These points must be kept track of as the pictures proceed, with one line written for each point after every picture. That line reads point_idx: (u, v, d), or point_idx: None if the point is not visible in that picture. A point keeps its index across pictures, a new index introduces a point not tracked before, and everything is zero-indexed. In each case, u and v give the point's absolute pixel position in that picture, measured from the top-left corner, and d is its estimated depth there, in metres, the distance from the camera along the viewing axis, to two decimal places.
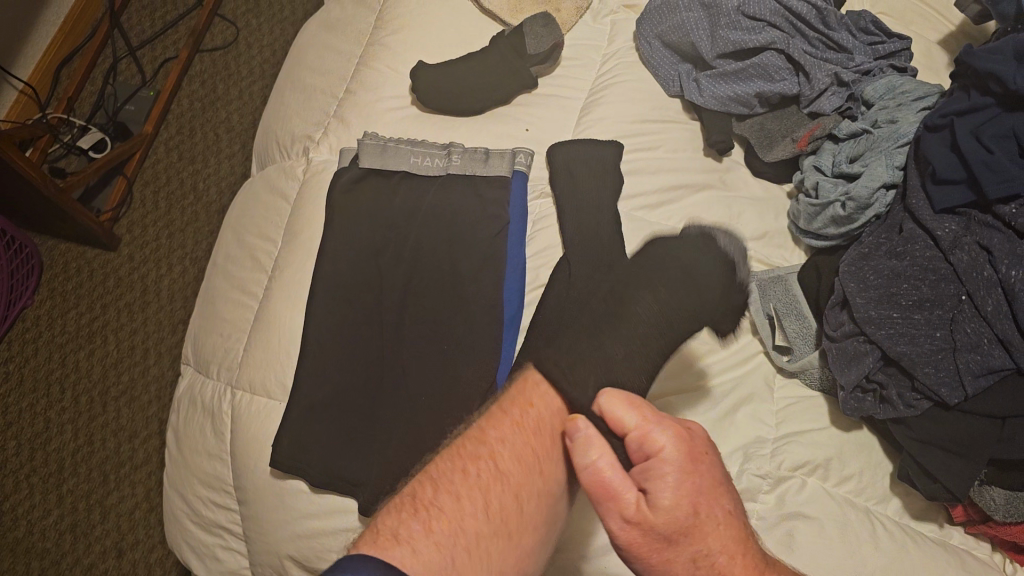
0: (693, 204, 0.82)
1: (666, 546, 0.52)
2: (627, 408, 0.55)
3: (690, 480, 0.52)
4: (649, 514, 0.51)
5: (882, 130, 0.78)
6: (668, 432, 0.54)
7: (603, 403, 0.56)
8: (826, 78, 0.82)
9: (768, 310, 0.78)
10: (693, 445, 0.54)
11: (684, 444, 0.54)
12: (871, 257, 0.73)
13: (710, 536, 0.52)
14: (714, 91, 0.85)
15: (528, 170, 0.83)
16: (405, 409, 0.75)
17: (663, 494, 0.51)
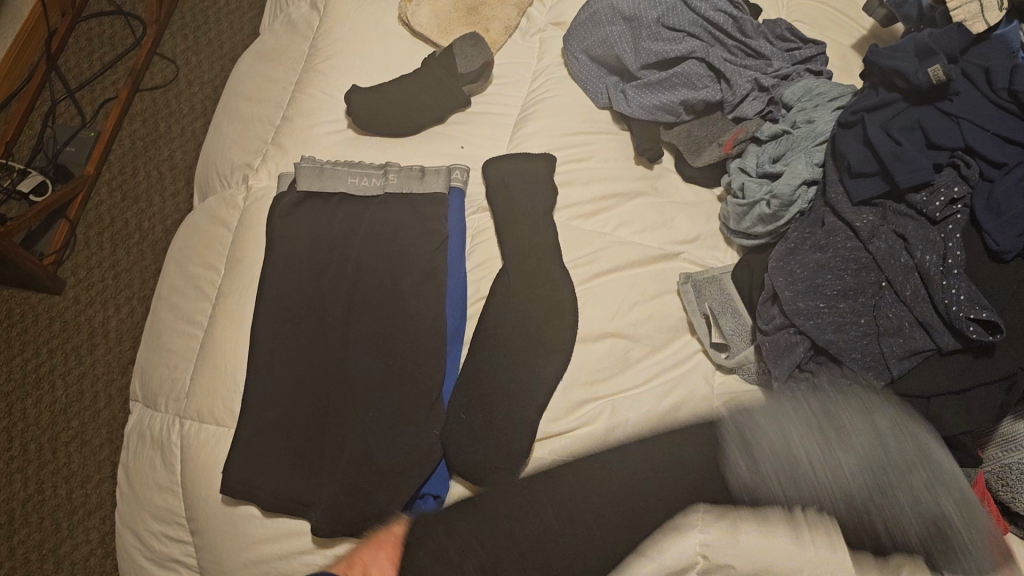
0: (626, 212, 0.85)
1: None
2: None
3: None
4: None
5: (801, 130, 0.81)
6: None
7: None
8: (746, 84, 0.87)
9: (706, 310, 0.79)
10: None
11: None
12: (797, 252, 0.75)
13: None
14: (641, 100, 0.87)
15: (465, 186, 0.84)
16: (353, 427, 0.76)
17: None
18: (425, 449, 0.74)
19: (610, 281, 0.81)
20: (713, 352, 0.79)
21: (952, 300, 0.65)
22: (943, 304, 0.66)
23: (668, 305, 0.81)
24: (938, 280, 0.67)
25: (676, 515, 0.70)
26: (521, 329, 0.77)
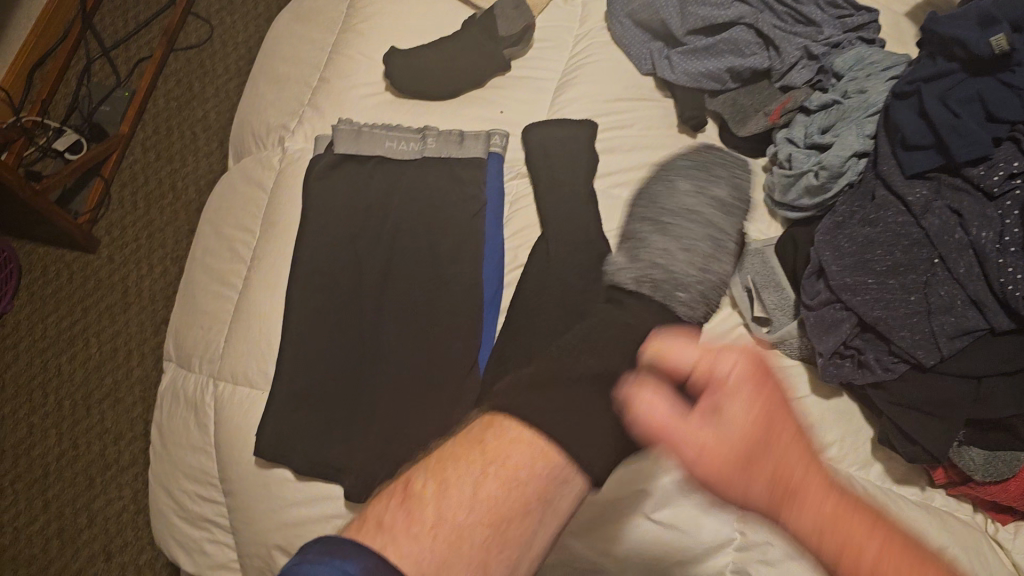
0: (667, 181, 0.83)
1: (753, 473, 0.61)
2: (685, 353, 0.66)
3: (757, 390, 0.63)
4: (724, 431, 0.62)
5: (852, 100, 0.78)
6: (733, 356, 0.64)
7: (636, 397, 0.64)
8: (795, 51, 0.84)
9: (695, 274, 0.75)
10: (755, 361, 0.65)
11: (748, 359, 0.65)
12: (844, 226, 0.74)
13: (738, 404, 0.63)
14: (686, 67, 0.85)
15: (504, 152, 0.83)
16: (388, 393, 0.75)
17: (733, 407, 0.62)
18: (459, 417, 0.74)
19: None
20: (755, 326, 0.77)
21: (1009, 279, 0.64)
22: (999, 283, 0.64)
23: None
24: (994, 258, 0.65)
25: (711, 490, 0.69)
26: (559, 299, 0.76)
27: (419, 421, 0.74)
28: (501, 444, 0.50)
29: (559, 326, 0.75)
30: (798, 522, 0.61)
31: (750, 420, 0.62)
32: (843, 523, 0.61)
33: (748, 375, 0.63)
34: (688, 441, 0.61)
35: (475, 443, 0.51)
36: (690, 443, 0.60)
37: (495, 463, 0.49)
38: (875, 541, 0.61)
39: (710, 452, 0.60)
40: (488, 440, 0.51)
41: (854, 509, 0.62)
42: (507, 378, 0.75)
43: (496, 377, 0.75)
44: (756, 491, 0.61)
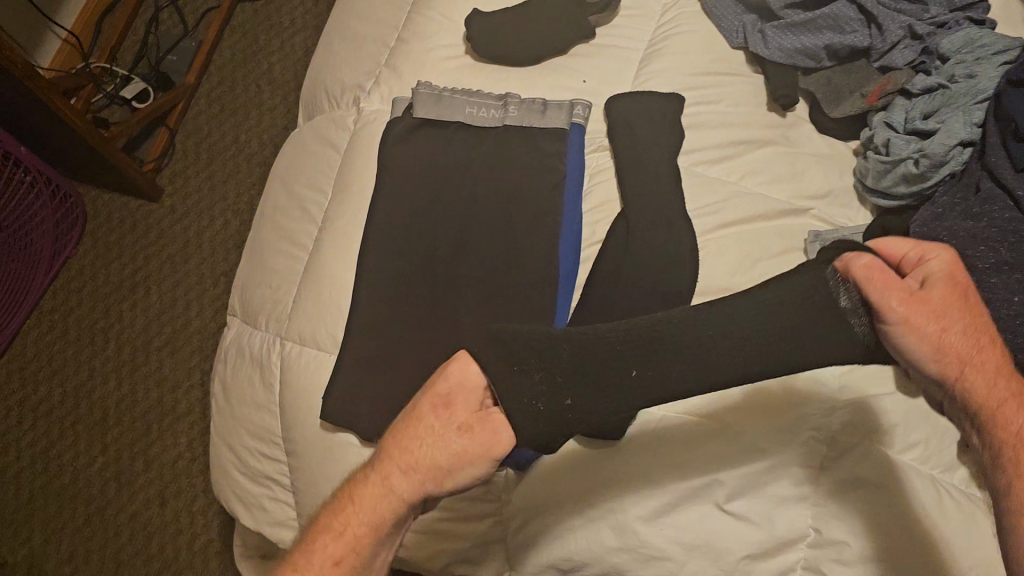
0: (753, 161, 0.80)
1: (936, 320, 0.55)
2: (897, 244, 0.61)
3: (966, 287, 0.58)
4: (920, 298, 0.55)
5: (960, 85, 0.74)
6: (939, 251, 0.59)
7: (865, 267, 0.56)
8: (899, 30, 0.80)
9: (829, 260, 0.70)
10: (958, 261, 0.59)
11: (957, 262, 0.59)
12: (944, 218, 0.70)
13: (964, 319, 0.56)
14: (780, 43, 0.81)
15: (586, 123, 0.80)
16: (457, 365, 0.74)
17: (933, 276, 0.57)
18: None
19: (734, 236, 0.76)
20: None
21: None
22: None
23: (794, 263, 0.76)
24: None
25: (788, 483, 0.68)
26: (637, 279, 0.74)
27: None
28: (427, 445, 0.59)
29: (636, 307, 0.73)
30: (974, 383, 0.55)
31: (972, 321, 0.57)
32: (993, 356, 0.57)
33: (944, 260, 0.59)
34: (916, 320, 0.54)
35: (448, 407, 0.60)
36: (899, 304, 0.54)
37: (421, 438, 0.59)
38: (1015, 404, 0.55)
39: (914, 305, 0.55)
40: (437, 425, 0.59)
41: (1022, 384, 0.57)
42: None
43: None
44: (947, 333, 0.55)
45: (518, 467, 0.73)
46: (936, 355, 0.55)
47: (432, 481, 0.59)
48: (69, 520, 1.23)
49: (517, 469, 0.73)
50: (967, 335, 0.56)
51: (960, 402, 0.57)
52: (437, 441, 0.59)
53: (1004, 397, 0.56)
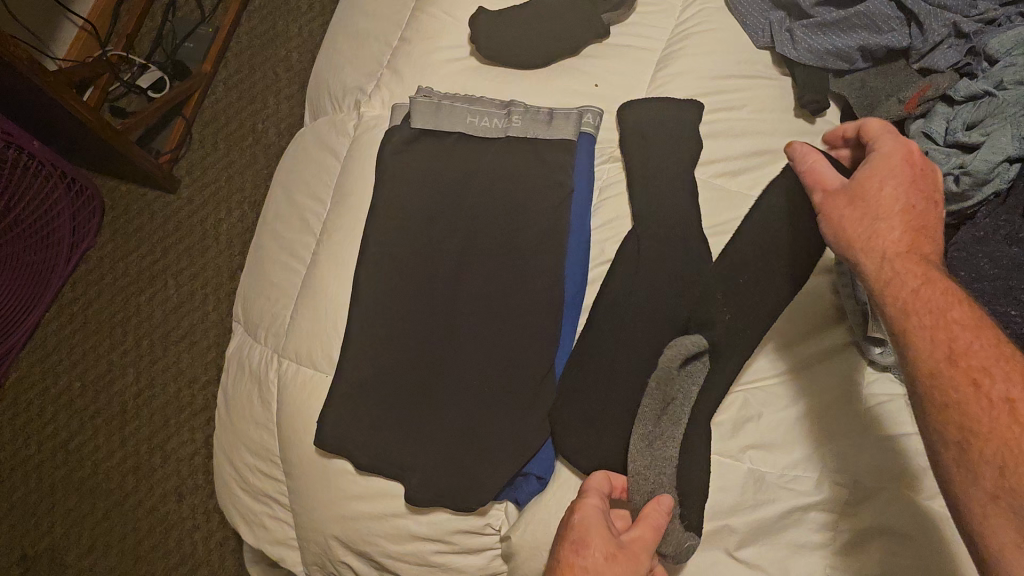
0: (778, 173, 0.74)
1: (848, 204, 0.53)
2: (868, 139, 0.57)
3: (899, 173, 0.52)
4: (835, 193, 0.55)
5: (1008, 92, 0.67)
6: (891, 137, 0.55)
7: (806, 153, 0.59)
8: (943, 28, 0.73)
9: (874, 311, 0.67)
10: (906, 151, 0.53)
11: (904, 151, 0.53)
12: (987, 242, 0.64)
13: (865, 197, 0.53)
14: (810, 44, 0.75)
15: (597, 132, 0.74)
16: (454, 395, 0.70)
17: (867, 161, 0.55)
18: (530, 427, 0.68)
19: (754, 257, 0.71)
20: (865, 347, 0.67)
21: None
22: None
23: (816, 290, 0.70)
24: None
25: (809, 530, 0.63)
26: (645, 305, 0.69)
27: (489, 426, 0.69)
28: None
29: (645, 335, 0.68)
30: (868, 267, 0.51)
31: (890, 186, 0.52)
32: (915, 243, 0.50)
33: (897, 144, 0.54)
34: (836, 206, 0.54)
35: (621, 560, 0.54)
36: (823, 195, 0.56)
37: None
38: (922, 294, 0.48)
39: (840, 195, 0.54)
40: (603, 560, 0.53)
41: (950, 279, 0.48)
42: (583, 387, 0.68)
43: (570, 387, 0.69)
44: (881, 234, 0.51)
45: (516, 501, 0.69)
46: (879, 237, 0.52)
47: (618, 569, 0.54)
48: (87, 514, 1.22)
49: (516, 503, 0.69)
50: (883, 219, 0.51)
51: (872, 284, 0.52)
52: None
53: (912, 288, 0.48)
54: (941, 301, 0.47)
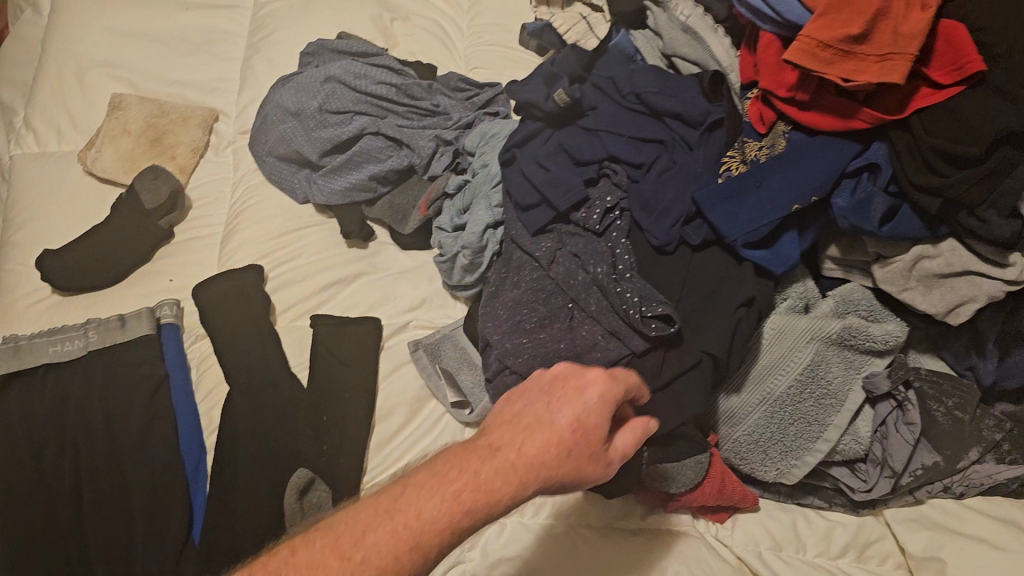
0: (347, 298, 0.85)
1: (488, 452, 0.49)
2: (575, 392, 0.51)
3: (534, 454, 0.48)
4: (452, 499, 0.46)
5: (479, 175, 0.82)
6: (585, 393, 0.51)
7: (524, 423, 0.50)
8: (429, 142, 0.87)
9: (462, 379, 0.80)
10: (583, 425, 0.50)
11: (573, 424, 0.49)
12: (500, 293, 0.75)
13: (483, 473, 0.47)
14: (332, 188, 0.86)
15: (179, 319, 0.84)
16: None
17: (556, 418, 0.50)
18: None
19: (340, 372, 0.80)
20: (457, 411, 0.80)
21: (628, 303, 0.68)
22: (622, 309, 0.68)
23: (402, 381, 0.81)
24: (613, 288, 0.69)
25: None
26: (255, 448, 0.75)
27: None
28: (411, 497, 0.47)
29: (260, 470, 0.74)
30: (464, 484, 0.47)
31: (528, 456, 0.48)
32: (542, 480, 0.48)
33: (607, 375, 0.52)
34: (470, 475, 0.47)
35: (527, 432, 0.49)
36: (470, 478, 0.47)
37: (452, 484, 0.47)
38: (482, 489, 0.47)
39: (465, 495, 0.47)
40: (548, 423, 0.50)
41: (560, 481, 0.49)
42: (216, 541, 0.72)
43: (205, 546, 0.72)
44: (500, 476, 0.47)
45: None
46: (570, 419, 0.50)
47: (557, 474, 0.49)
48: None
49: None
50: (506, 486, 0.47)
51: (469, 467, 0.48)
52: (543, 434, 0.49)
53: (478, 472, 0.48)
54: (571, 464, 0.49)
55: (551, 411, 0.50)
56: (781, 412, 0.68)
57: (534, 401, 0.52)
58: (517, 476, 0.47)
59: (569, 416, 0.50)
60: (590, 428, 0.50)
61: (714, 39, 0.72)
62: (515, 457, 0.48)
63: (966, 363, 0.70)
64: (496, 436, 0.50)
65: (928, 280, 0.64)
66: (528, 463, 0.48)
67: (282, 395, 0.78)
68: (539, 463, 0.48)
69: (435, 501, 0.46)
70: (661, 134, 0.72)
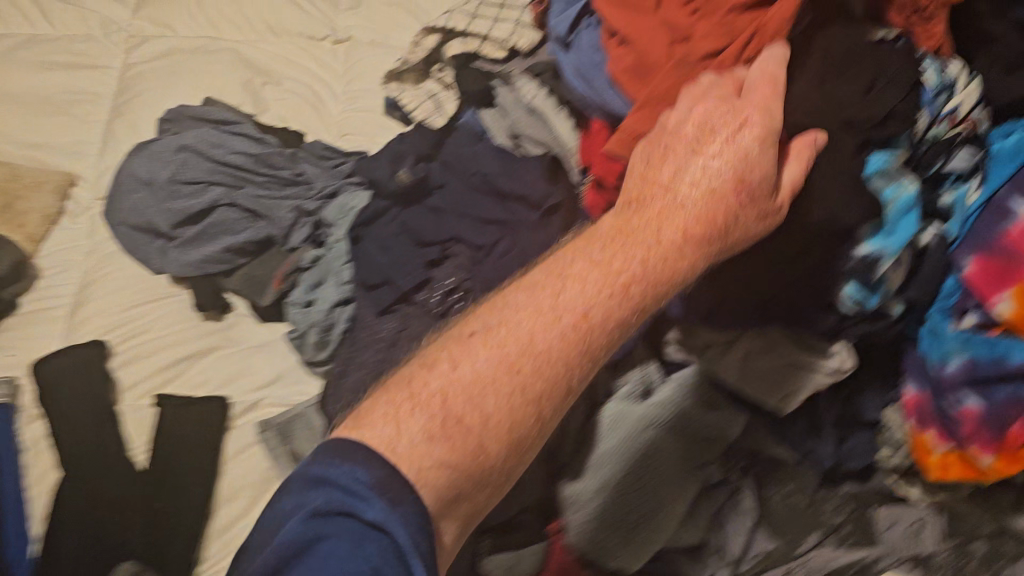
0: (196, 375, 0.83)
1: (561, 277, 0.53)
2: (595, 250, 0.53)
3: (590, 305, 0.51)
4: (482, 369, 0.50)
5: (332, 250, 0.81)
6: (634, 250, 0.52)
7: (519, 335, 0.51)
8: (289, 214, 0.86)
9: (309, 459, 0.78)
10: (605, 283, 0.52)
11: (582, 288, 0.52)
12: (346, 374, 0.73)
13: (537, 340, 0.51)
14: (184, 260, 0.84)
15: (16, 399, 0.80)
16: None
17: (619, 259, 0.52)
18: None
19: (181, 457, 0.77)
20: None
21: None
22: None
23: (247, 464, 0.79)
24: None
25: None
26: (82, 542, 0.73)
27: None
28: (459, 353, 0.52)
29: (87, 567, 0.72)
30: (528, 325, 0.51)
31: (579, 307, 0.51)
32: (595, 326, 0.51)
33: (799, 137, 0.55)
34: (455, 357, 0.51)
35: (623, 233, 0.53)
36: (477, 364, 0.51)
37: (641, 235, 0.53)
38: (574, 338, 0.51)
39: (528, 361, 0.50)
40: (648, 244, 0.53)
41: (649, 305, 0.53)
42: None
43: None
44: (540, 333, 0.51)
45: None
46: (698, 190, 0.53)
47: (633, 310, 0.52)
48: None
49: None
50: (543, 344, 0.50)
51: (496, 341, 0.51)
52: (674, 217, 0.53)
53: (543, 333, 0.51)
54: (623, 300, 0.52)
55: (607, 249, 0.53)
56: (633, 483, 0.67)
57: (603, 227, 0.55)
58: (578, 292, 0.52)
59: (692, 193, 0.53)
60: (668, 234, 0.53)
61: (558, 120, 0.72)
62: (678, 239, 0.53)
63: (805, 446, 0.70)
64: (567, 265, 0.53)
65: (756, 372, 0.64)
66: (591, 294, 0.51)
67: (115, 482, 0.76)
68: (607, 295, 0.51)
69: (573, 290, 0.52)
70: (504, 216, 0.71)
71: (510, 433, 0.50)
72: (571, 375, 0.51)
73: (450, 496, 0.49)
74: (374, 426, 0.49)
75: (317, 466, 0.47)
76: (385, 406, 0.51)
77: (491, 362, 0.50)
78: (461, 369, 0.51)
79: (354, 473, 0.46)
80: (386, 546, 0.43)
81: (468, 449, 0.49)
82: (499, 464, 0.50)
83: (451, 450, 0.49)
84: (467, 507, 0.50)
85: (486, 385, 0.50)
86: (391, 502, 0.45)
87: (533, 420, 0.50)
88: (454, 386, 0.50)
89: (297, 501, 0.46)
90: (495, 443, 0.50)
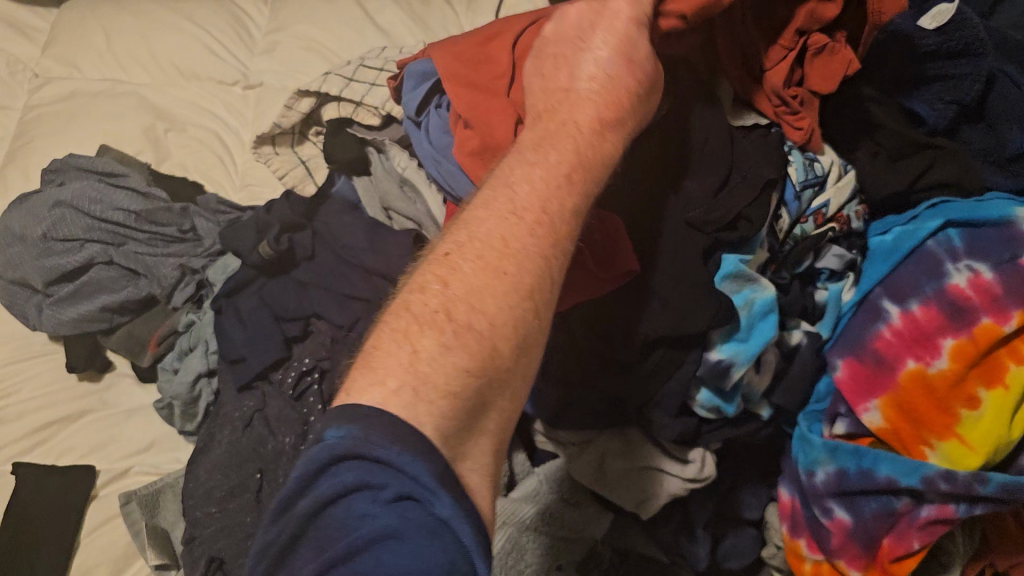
0: (65, 440, 0.79)
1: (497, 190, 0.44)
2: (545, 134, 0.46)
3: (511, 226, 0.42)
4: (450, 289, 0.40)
5: (205, 316, 0.77)
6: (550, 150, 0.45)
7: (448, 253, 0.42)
8: (172, 271, 0.82)
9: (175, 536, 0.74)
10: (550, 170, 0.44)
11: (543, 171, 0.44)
12: (205, 451, 0.69)
13: (481, 231, 0.42)
14: (57, 320, 0.81)
15: None
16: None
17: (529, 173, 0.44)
18: None
19: (38, 528, 0.74)
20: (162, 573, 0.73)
21: None
22: None
23: (109, 538, 0.75)
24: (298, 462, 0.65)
25: None
26: None
27: None
28: (441, 266, 0.41)
29: None
30: (489, 226, 0.42)
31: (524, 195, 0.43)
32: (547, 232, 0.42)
33: None
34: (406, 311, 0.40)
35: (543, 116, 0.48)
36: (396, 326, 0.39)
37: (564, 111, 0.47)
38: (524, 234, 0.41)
39: (452, 286, 0.40)
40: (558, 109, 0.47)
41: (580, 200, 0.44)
42: None
43: None
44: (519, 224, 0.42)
45: None
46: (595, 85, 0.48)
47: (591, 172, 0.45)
48: None
49: None
50: (511, 246, 0.41)
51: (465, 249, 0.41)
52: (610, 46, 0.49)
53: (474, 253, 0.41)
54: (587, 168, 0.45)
55: (519, 165, 0.45)
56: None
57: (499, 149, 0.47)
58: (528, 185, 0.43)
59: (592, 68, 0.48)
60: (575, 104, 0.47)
61: (430, 194, 0.68)
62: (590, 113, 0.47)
63: (676, 548, 0.65)
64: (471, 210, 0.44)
65: (616, 473, 0.61)
66: (551, 171, 0.44)
67: None
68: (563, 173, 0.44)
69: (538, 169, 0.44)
70: (367, 292, 0.67)
71: (504, 323, 0.39)
72: (566, 204, 0.43)
73: (460, 424, 0.37)
74: (380, 375, 0.37)
75: (317, 439, 0.37)
76: (388, 338, 0.39)
77: (520, 232, 0.42)
78: (453, 285, 0.40)
79: (342, 439, 0.35)
80: (422, 520, 0.33)
81: (486, 285, 0.40)
82: (511, 360, 0.39)
83: (466, 355, 0.38)
84: (496, 419, 0.39)
85: (502, 266, 0.40)
86: (467, 502, 0.35)
87: (516, 344, 0.39)
88: (453, 299, 0.39)
89: (328, 442, 0.36)
90: (514, 331, 0.39)
